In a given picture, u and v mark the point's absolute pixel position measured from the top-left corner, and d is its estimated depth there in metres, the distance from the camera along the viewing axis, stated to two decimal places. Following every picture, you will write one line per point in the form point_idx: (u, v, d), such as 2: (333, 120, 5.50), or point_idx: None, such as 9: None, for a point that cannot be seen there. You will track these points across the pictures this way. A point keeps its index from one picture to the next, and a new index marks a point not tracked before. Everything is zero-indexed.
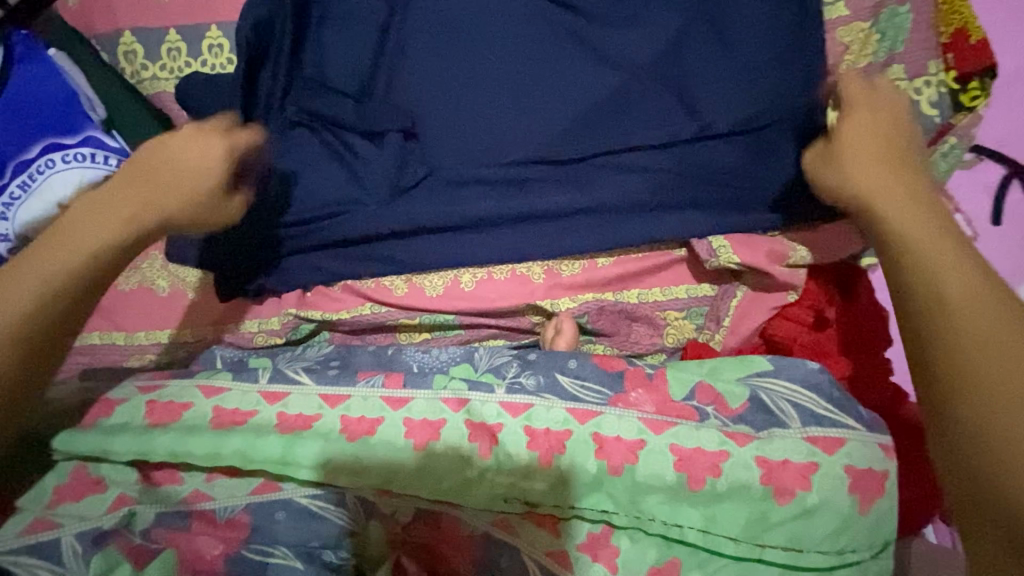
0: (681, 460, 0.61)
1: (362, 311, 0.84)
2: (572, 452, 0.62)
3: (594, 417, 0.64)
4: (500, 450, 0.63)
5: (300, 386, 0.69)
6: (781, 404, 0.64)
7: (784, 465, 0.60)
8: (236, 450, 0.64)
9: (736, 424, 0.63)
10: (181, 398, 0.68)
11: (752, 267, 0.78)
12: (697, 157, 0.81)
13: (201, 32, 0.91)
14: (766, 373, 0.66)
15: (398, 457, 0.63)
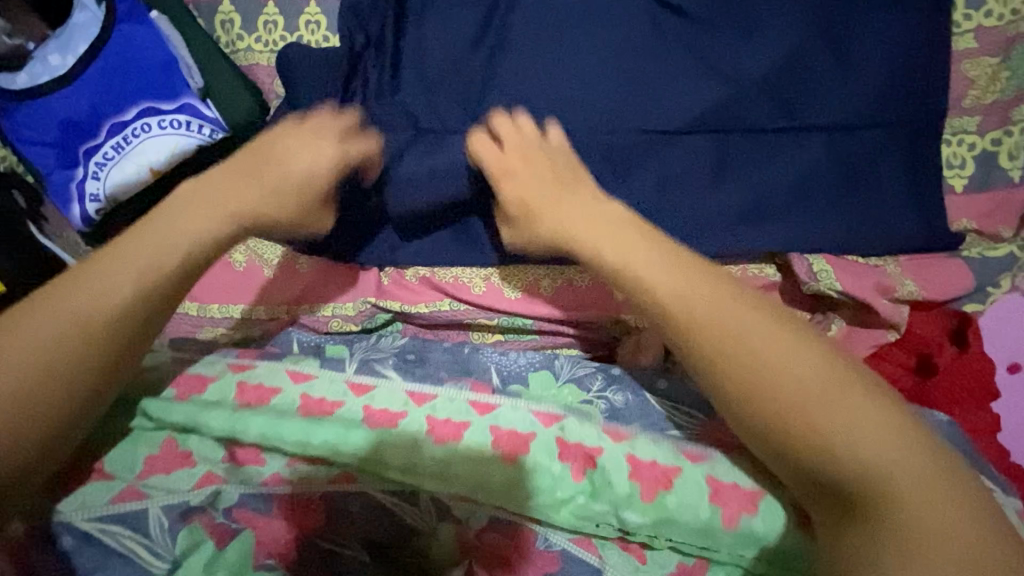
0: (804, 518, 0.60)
1: (441, 306, 0.83)
2: (680, 490, 0.61)
3: (705, 460, 0.63)
4: (597, 473, 0.62)
5: (388, 381, 0.70)
6: None
7: None
8: (326, 441, 0.63)
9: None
10: (271, 381, 0.69)
11: (855, 299, 0.75)
12: (806, 180, 0.77)
13: (301, 6, 0.89)
14: None
15: (490, 465, 0.62)
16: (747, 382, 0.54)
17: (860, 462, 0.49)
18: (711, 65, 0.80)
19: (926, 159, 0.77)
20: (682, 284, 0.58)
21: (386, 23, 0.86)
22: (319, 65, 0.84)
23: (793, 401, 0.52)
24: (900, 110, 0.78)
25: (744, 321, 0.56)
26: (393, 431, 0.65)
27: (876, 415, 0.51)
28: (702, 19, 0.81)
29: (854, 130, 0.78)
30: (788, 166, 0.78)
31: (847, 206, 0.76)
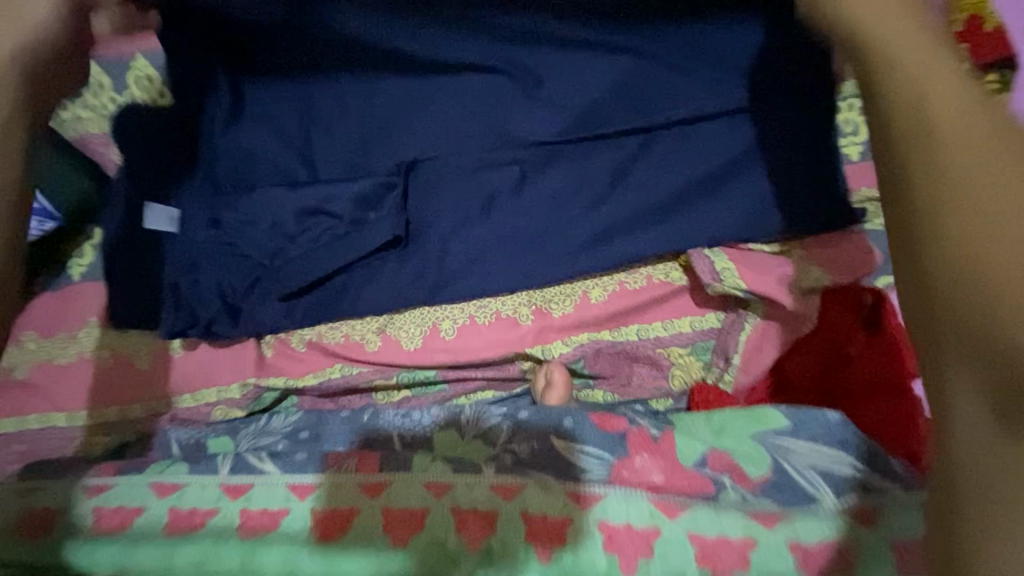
0: (704, 553, 0.52)
1: (331, 373, 0.76)
2: (582, 544, 0.54)
3: (598, 502, 0.56)
4: (496, 539, 0.56)
5: (263, 476, 0.64)
6: (804, 469, 0.55)
7: (822, 548, 0.50)
8: (189, 560, 0.58)
9: (760, 498, 0.55)
10: (131, 501, 0.63)
11: (762, 296, 0.70)
12: (695, 168, 0.73)
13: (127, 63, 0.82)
14: (783, 431, 0.58)
15: (375, 560, 0.57)
16: None
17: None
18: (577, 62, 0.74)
19: (815, 122, 0.71)
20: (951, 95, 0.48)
21: None
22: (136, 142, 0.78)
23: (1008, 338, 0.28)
24: (782, 75, 0.72)
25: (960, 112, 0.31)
26: (271, 536, 0.60)
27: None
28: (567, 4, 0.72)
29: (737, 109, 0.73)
30: (678, 158, 0.74)
31: (738, 194, 0.72)
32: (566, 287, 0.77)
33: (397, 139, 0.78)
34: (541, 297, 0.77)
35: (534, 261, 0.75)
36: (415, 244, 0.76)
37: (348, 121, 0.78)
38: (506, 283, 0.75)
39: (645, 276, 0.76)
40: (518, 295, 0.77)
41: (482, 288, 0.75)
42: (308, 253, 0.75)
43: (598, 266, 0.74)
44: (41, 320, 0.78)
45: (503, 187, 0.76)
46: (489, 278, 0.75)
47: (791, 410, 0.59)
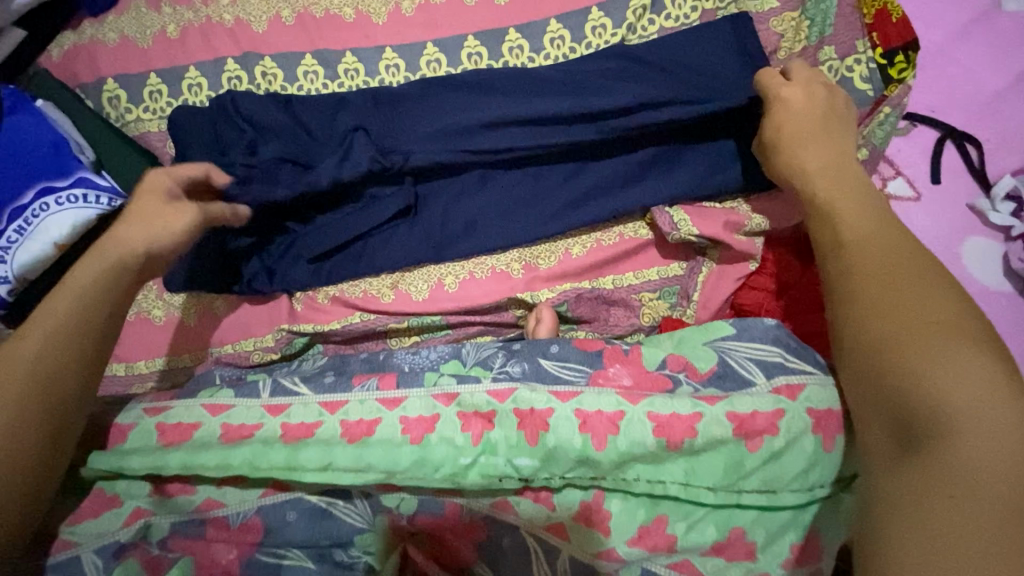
0: (660, 426, 0.63)
1: (352, 320, 0.88)
2: (557, 428, 0.65)
3: (576, 395, 0.67)
4: (494, 433, 0.67)
5: (299, 397, 0.74)
6: (744, 363, 0.67)
7: (754, 415, 0.62)
8: (244, 459, 0.69)
9: (707, 388, 0.66)
10: (190, 418, 0.73)
11: (713, 239, 0.83)
12: (656, 138, 0.88)
13: (180, 73, 0.96)
14: (728, 336, 0.69)
15: (397, 453, 0.67)
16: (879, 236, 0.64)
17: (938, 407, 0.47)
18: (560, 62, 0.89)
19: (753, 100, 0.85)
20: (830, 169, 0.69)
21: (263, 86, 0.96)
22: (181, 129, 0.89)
23: (875, 363, 0.53)
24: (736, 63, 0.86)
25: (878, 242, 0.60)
26: (309, 441, 0.70)
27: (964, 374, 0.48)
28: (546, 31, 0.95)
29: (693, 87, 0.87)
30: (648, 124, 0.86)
31: (689, 166, 0.87)
32: (552, 245, 0.90)
33: (402, 114, 0.89)
34: (530, 254, 0.90)
35: (522, 222, 0.88)
36: (422, 212, 0.90)
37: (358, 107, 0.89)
38: (500, 241, 0.88)
39: (617, 234, 0.89)
40: (510, 253, 0.90)
41: (479, 247, 0.88)
42: (333, 221, 0.89)
43: (578, 224, 0.87)
44: None
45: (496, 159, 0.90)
46: (486, 237, 0.89)
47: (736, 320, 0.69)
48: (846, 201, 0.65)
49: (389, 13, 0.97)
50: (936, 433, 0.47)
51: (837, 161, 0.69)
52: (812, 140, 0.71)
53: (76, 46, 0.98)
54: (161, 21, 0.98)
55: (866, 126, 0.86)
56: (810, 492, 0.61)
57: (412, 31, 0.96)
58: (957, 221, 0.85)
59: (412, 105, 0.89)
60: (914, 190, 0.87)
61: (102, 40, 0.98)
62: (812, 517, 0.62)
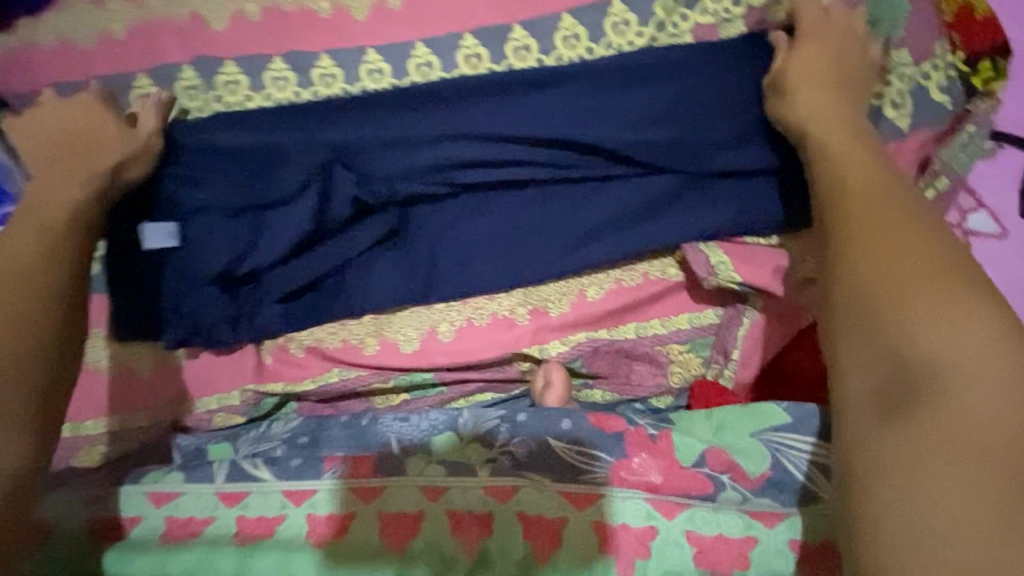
0: (702, 550, 0.53)
1: (329, 379, 0.76)
2: (572, 544, 0.53)
3: (595, 502, 0.55)
4: (493, 542, 0.55)
5: (257, 484, 0.62)
6: (807, 468, 0.54)
7: (822, 544, 0.52)
8: (185, 568, 0.56)
9: (760, 499, 0.54)
10: (128, 510, 0.61)
11: (755, 288, 0.70)
12: (690, 148, 0.73)
13: (129, 82, 0.82)
14: (785, 427, 0.56)
15: (373, 566, 0.55)
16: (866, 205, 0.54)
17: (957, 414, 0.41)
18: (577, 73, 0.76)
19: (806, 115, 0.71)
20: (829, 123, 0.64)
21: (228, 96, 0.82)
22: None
23: (875, 343, 0.47)
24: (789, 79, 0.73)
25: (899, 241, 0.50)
26: (266, 544, 0.57)
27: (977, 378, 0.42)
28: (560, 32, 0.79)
29: (733, 91, 0.73)
30: (678, 146, 0.73)
31: (722, 196, 0.73)
32: (562, 287, 0.76)
33: (386, 129, 0.76)
34: (537, 296, 0.77)
35: (527, 259, 0.75)
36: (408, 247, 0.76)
37: (334, 124, 0.76)
38: (502, 282, 0.75)
39: (641, 274, 0.76)
40: (514, 295, 0.77)
41: (476, 287, 0.76)
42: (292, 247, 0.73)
43: (594, 262, 0.74)
44: None
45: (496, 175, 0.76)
46: (487, 279, 0.75)
47: (793, 406, 0.56)
48: (856, 190, 0.56)
49: (372, 6, 0.81)
50: (934, 428, 0.42)
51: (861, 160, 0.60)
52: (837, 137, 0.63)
53: (7, 50, 0.84)
54: (105, 19, 0.83)
55: (943, 146, 0.73)
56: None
57: (400, 30, 0.81)
58: None
59: (400, 122, 0.76)
60: (998, 225, 0.73)
61: (37, 42, 0.84)
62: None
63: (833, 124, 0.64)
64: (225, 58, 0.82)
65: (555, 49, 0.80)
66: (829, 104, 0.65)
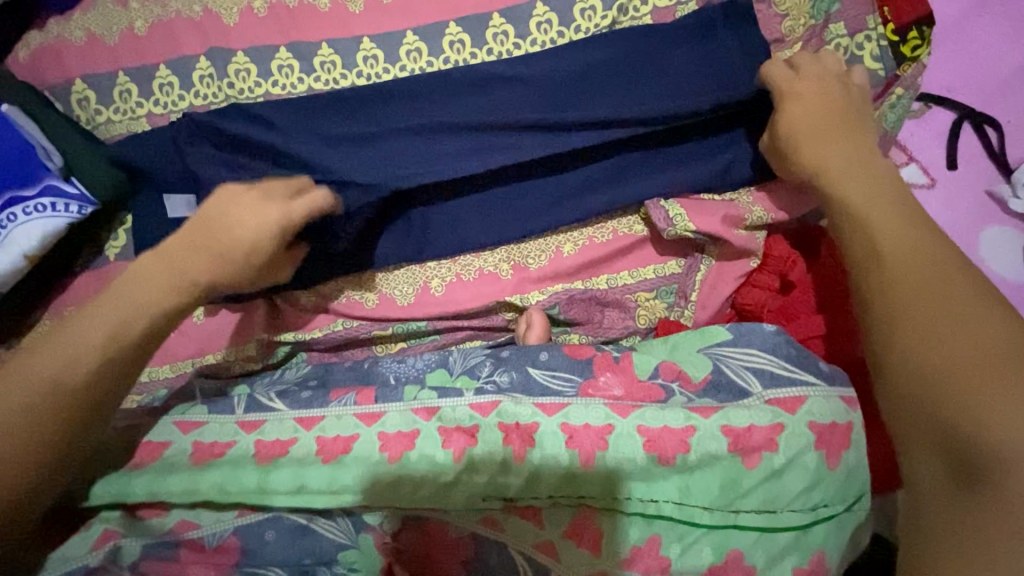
0: (650, 440, 0.60)
1: (334, 328, 0.85)
2: (542, 444, 0.62)
3: (561, 408, 0.64)
4: (478, 448, 0.63)
5: (274, 412, 0.71)
6: (737, 370, 0.64)
7: (749, 430, 0.59)
8: (213, 483, 0.65)
9: (702, 398, 0.63)
10: (160, 436, 0.70)
11: (712, 237, 0.79)
12: (661, 111, 0.80)
13: (151, 72, 0.92)
14: (723, 342, 0.66)
15: (376, 468, 0.64)
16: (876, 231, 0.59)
17: (965, 409, 0.46)
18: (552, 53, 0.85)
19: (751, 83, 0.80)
20: (818, 154, 0.69)
21: (238, 81, 0.92)
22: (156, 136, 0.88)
23: (893, 296, 0.54)
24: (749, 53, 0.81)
25: (887, 217, 0.60)
26: (281, 460, 0.66)
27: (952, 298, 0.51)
28: (535, 18, 0.89)
29: (692, 64, 0.82)
30: (651, 107, 0.80)
31: (680, 160, 0.83)
32: (542, 244, 0.85)
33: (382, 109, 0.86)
34: (520, 253, 0.86)
35: (510, 219, 0.84)
36: (403, 213, 0.85)
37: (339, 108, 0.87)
38: (488, 241, 0.84)
39: (611, 230, 0.85)
40: (498, 253, 0.86)
41: (465, 246, 0.85)
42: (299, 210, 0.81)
43: (569, 220, 0.83)
44: (77, 296, 0.88)
45: (485, 146, 0.83)
46: (477, 240, 0.84)
47: (733, 325, 0.66)
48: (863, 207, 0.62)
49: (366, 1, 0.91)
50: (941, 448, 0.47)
51: (866, 172, 0.66)
52: (823, 142, 0.69)
53: (42, 46, 0.94)
54: (128, 17, 0.93)
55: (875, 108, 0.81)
56: (812, 513, 0.58)
57: (391, 20, 0.91)
58: (975, 208, 0.80)
59: (393, 102, 0.87)
60: (928, 176, 0.81)
61: (69, 38, 0.94)
62: (817, 540, 0.58)
63: (839, 149, 0.68)
64: (236, 49, 0.92)
65: (530, 33, 0.89)
66: (819, 135, 0.70)
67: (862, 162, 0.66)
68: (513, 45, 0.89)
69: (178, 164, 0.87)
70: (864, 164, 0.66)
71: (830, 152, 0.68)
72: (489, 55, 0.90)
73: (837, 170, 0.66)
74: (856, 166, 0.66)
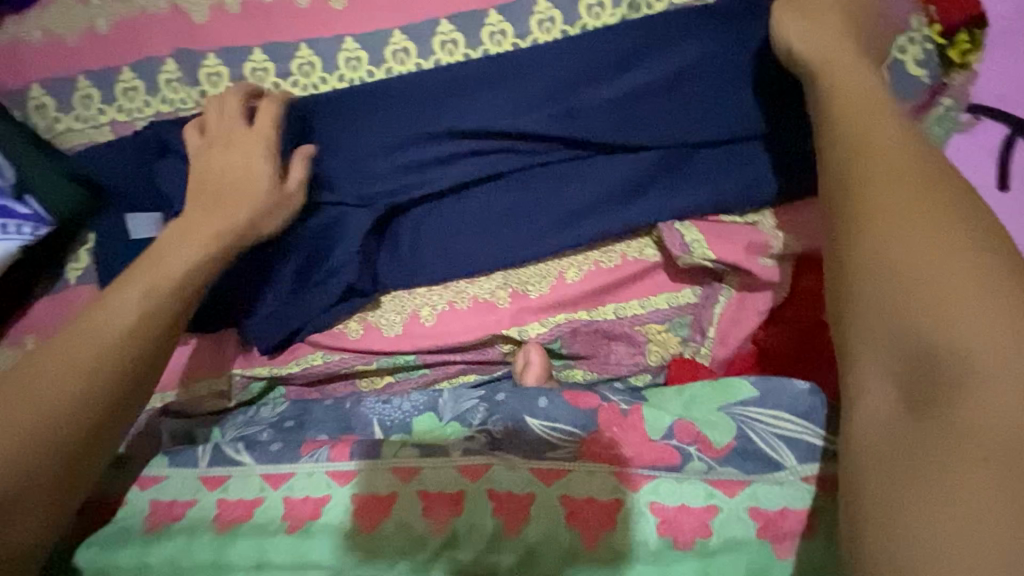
0: (665, 521, 0.53)
1: (312, 361, 0.77)
2: (540, 519, 0.54)
3: (561, 478, 0.55)
4: (463, 521, 0.54)
5: (239, 468, 0.61)
6: (769, 440, 0.55)
7: (783, 514, 0.52)
8: (163, 558, 0.56)
9: (726, 469, 0.55)
10: (112, 492, 0.63)
11: (732, 266, 0.71)
12: (672, 122, 0.74)
13: (113, 77, 0.84)
14: (751, 402, 0.57)
15: (343, 545, 0.54)
16: (879, 158, 0.50)
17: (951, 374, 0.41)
18: (556, 55, 0.77)
19: (765, 80, 0.73)
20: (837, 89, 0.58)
21: (209, 86, 0.83)
22: (119, 149, 0.80)
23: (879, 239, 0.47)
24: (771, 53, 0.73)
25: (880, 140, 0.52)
26: (243, 529, 0.57)
27: (949, 250, 0.44)
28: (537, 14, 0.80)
29: (710, 67, 0.74)
30: (663, 119, 0.74)
31: (698, 168, 0.74)
32: (543, 268, 0.77)
33: (368, 116, 0.78)
34: (518, 279, 0.78)
35: (510, 241, 0.76)
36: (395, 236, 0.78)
37: (323, 117, 0.79)
38: (485, 265, 0.76)
39: (620, 255, 0.76)
40: (494, 279, 0.78)
41: (459, 270, 0.77)
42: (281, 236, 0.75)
43: (574, 242, 0.75)
44: (38, 324, 0.81)
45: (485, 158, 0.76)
46: (474, 266, 0.77)
47: (760, 380, 0.58)
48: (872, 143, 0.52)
49: None
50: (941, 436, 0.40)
51: (870, 105, 0.56)
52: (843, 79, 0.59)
53: None
54: (88, 14, 0.85)
55: (921, 119, 0.72)
56: None
57: (377, 18, 0.82)
58: None
59: (380, 109, 0.79)
60: (977, 198, 0.72)
61: (24, 38, 0.85)
62: None
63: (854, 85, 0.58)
64: (208, 50, 0.83)
65: (531, 33, 0.80)
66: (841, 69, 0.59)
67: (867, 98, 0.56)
68: (512, 46, 0.81)
69: (141, 178, 0.79)
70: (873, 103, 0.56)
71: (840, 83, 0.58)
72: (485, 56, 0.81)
73: (848, 100, 0.56)
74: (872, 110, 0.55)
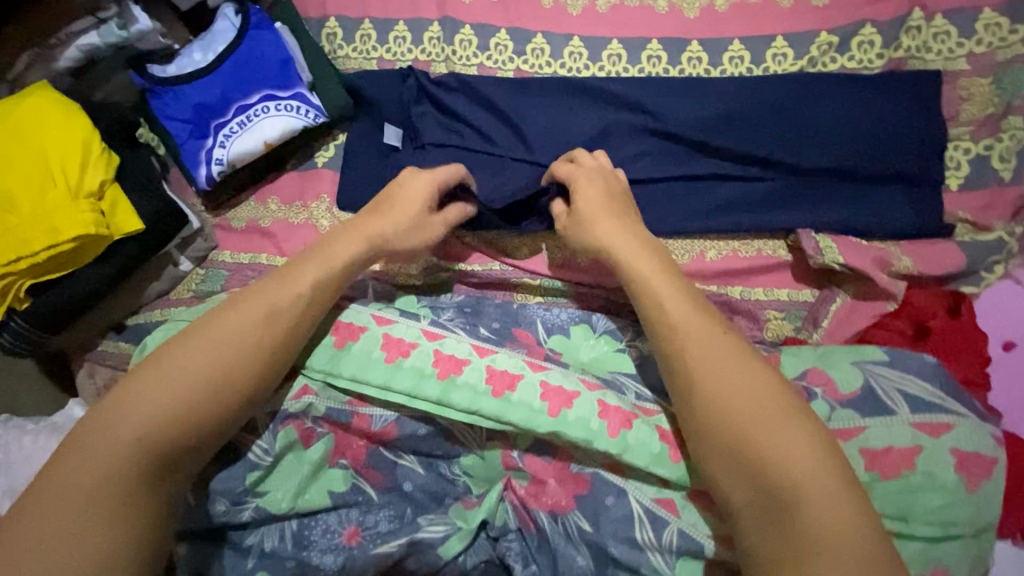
0: None
1: (490, 267, 0.97)
2: None
3: None
4: (631, 433, 0.73)
5: (455, 334, 0.81)
6: (892, 392, 0.71)
7: (888, 451, 0.68)
8: (404, 382, 0.77)
9: (846, 409, 0.71)
10: (359, 321, 0.82)
11: (857, 272, 0.86)
12: (832, 154, 0.91)
13: (391, 26, 1.09)
14: (880, 362, 0.74)
15: (540, 418, 0.73)
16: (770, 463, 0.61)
17: None
18: (748, 85, 0.96)
19: (906, 141, 0.90)
20: (716, 352, 0.68)
21: (460, 48, 1.07)
22: (387, 77, 1.04)
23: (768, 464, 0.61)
24: (924, 119, 0.91)
25: (739, 371, 0.67)
26: (457, 379, 0.76)
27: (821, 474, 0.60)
28: (733, 51, 1.00)
29: (868, 120, 0.91)
30: (821, 150, 0.91)
31: (831, 196, 0.91)
32: (688, 243, 0.94)
33: (582, 97, 1.00)
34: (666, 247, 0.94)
35: (672, 216, 0.93)
36: None
37: (544, 89, 1.01)
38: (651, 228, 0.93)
39: (756, 249, 0.93)
40: None
41: None
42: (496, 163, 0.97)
43: (731, 227, 0.91)
44: (284, 190, 1.04)
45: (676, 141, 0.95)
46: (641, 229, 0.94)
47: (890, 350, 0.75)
48: (771, 448, 0.62)
49: (584, 6, 1.05)
50: None
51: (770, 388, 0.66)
52: (726, 368, 0.67)
53: None
54: None
55: None
56: (944, 529, 0.66)
57: (602, 27, 1.04)
58: None
59: (592, 94, 1.00)
60: None
61: None
62: (945, 554, 0.66)
63: (730, 370, 0.67)
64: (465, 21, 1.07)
65: (722, 64, 1.00)
66: (735, 394, 0.65)
67: (753, 369, 0.67)
68: (706, 70, 1.01)
69: (398, 103, 1.03)
70: (751, 369, 0.67)
71: (724, 362, 0.67)
72: (680, 74, 1.01)
73: (744, 407, 0.64)
74: (747, 366, 0.67)
